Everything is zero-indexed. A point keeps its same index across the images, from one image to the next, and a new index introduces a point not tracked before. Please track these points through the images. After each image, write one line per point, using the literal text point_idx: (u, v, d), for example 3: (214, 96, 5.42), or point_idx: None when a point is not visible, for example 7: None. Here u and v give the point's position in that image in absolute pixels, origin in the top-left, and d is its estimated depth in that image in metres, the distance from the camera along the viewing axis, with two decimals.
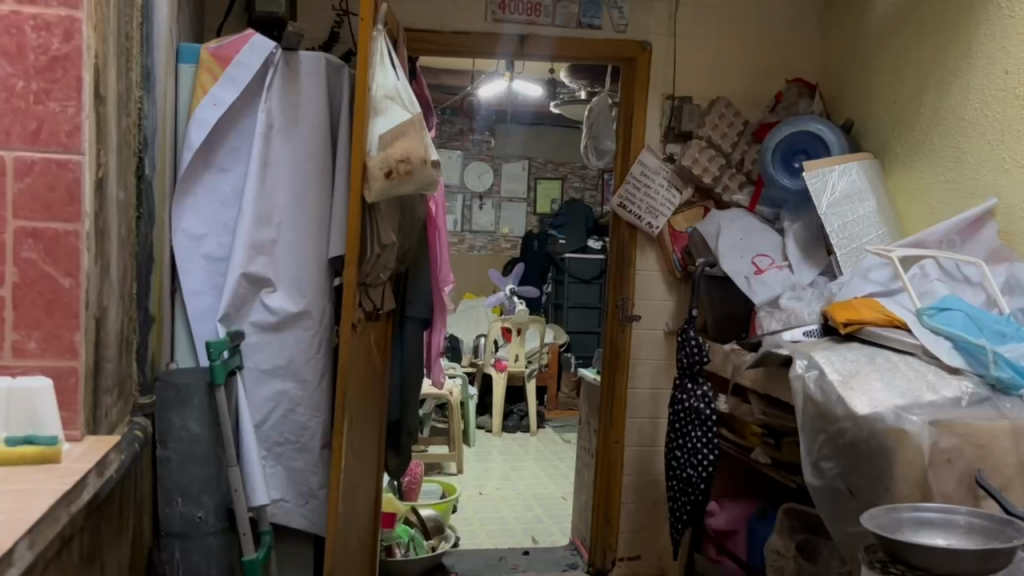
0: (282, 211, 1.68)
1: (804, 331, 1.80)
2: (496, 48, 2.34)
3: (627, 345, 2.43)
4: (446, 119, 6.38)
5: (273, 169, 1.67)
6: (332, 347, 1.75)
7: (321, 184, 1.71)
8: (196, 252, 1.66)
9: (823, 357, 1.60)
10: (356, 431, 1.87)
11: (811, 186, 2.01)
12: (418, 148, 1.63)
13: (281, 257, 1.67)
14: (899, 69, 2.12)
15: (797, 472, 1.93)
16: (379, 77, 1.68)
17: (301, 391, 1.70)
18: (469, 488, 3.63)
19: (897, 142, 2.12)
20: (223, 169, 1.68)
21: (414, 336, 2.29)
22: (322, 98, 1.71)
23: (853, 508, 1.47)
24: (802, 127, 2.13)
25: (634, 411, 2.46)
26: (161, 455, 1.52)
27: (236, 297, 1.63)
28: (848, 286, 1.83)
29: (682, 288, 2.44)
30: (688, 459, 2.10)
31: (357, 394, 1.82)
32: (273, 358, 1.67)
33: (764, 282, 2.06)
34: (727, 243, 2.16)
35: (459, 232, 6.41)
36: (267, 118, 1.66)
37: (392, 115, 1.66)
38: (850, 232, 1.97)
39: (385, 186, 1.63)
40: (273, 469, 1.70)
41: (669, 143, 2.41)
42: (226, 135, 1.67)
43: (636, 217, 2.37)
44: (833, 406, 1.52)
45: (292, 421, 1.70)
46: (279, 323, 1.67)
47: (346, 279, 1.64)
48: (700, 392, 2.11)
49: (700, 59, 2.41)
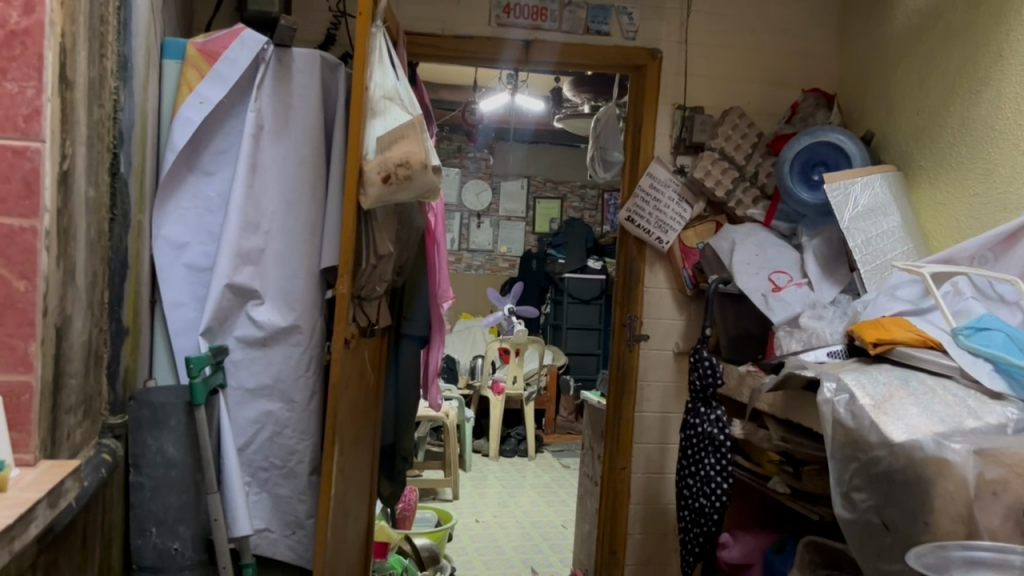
0: (271, 218, 1.56)
1: (828, 352, 1.69)
2: (500, 53, 2.24)
3: (634, 367, 2.31)
4: (444, 136, 6.30)
5: (262, 172, 1.56)
6: (323, 364, 1.63)
7: (313, 189, 1.60)
8: (178, 261, 1.55)
9: (852, 379, 1.49)
10: (347, 455, 1.74)
11: (832, 198, 1.90)
12: (419, 152, 1.51)
13: (269, 267, 1.56)
14: (924, 78, 2.03)
15: (820, 503, 1.81)
16: (377, 76, 1.59)
17: (288, 412, 1.57)
18: (465, 515, 3.49)
19: (921, 154, 2.02)
20: (208, 172, 1.57)
21: (411, 355, 2.18)
22: (317, 97, 1.61)
23: (886, 546, 1.35)
24: (822, 137, 2.02)
25: (642, 436, 2.34)
26: (133, 480, 1.40)
27: (220, 309, 1.51)
28: (874, 304, 1.73)
29: (693, 307, 2.34)
30: (701, 488, 1.98)
31: (348, 416, 1.70)
32: (257, 376, 1.56)
33: (783, 300, 1.94)
34: (742, 259, 2.05)
35: (457, 251, 6.31)
36: (256, 118, 1.55)
37: (392, 116, 1.55)
38: (875, 247, 1.86)
39: (383, 191, 1.52)
40: (257, 496, 1.57)
41: (679, 155, 2.31)
42: (213, 136, 1.56)
43: (645, 231, 2.27)
44: (865, 433, 1.40)
45: (277, 445, 1.58)
46: (266, 337, 1.55)
47: (340, 292, 1.52)
48: (714, 416, 1.99)
49: (712, 67, 2.32)
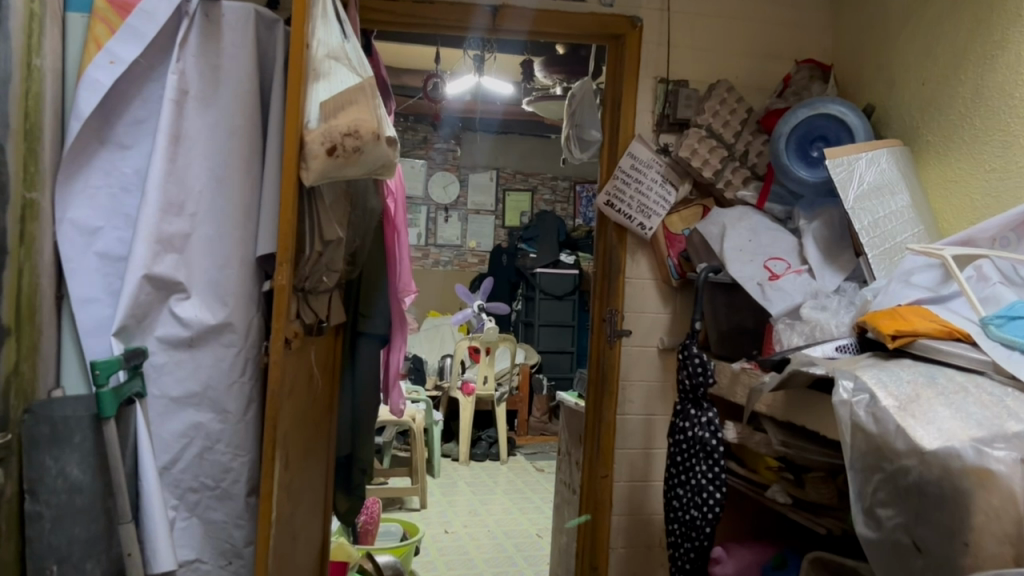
0: (197, 198, 1.34)
1: (837, 347, 1.50)
2: (468, 21, 2.04)
3: (615, 365, 2.11)
4: (409, 126, 6.07)
5: (186, 145, 1.34)
6: (262, 368, 1.41)
7: (247, 164, 1.38)
8: (88, 249, 1.31)
9: (872, 378, 1.29)
10: (292, 473, 1.52)
11: (835, 175, 1.71)
12: (370, 119, 1.30)
13: (195, 255, 1.34)
14: (931, 44, 1.85)
15: (825, 516, 1.63)
16: (319, 32, 1.37)
17: (221, 424, 1.35)
18: (433, 526, 3.27)
19: (928, 127, 1.84)
20: (124, 146, 1.34)
21: (369, 356, 1.97)
22: (250, 58, 1.38)
23: (918, 569, 1.16)
24: (820, 110, 1.84)
25: (624, 442, 2.14)
26: (29, 510, 1.16)
27: (136, 305, 1.28)
28: (886, 292, 1.54)
29: (678, 299, 2.15)
30: (691, 499, 1.78)
31: (293, 427, 1.48)
32: (184, 383, 1.33)
33: (781, 289, 1.74)
34: (734, 245, 1.85)
35: (423, 246, 6.08)
36: (178, 81, 1.32)
37: (338, 79, 1.34)
38: (882, 229, 1.68)
39: (327, 166, 1.30)
40: (186, 522, 1.35)
41: (662, 133, 2.12)
42: (129, 103, 1.34)
43: (626, 217, 2.07)
44: (890, 440, 1.20)
45: (208, 462, 1.35)
46: (193, 337, 1.33)
47: (278, 284, 1.31)
48: (705, 419, 1.80)
49: (696, 37, 2.14)
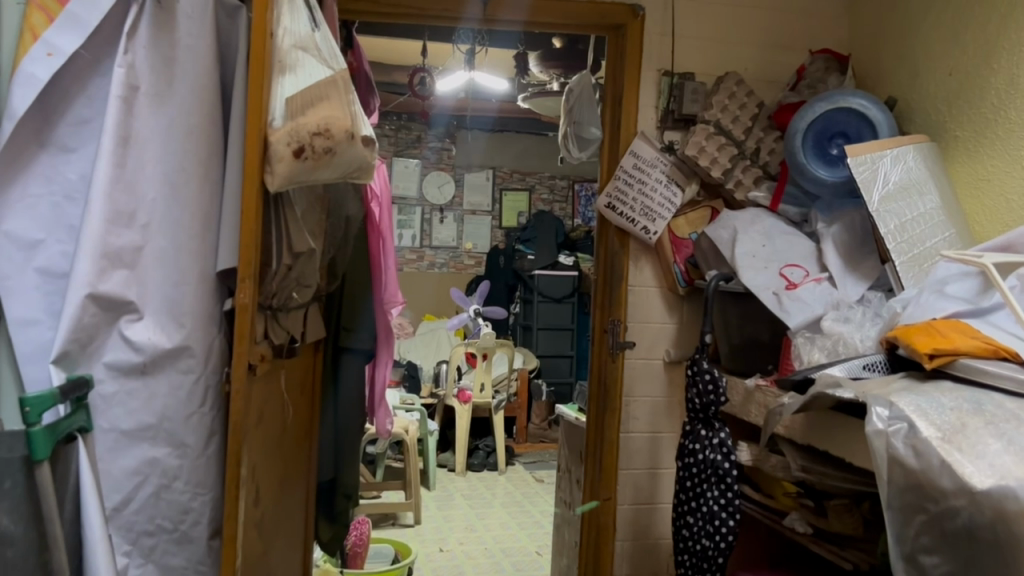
0: (150, 207, 1.20)
1: (864, 365, 1.36)
2: (459, 11, 1.89)
3: (618, 380, 1.97)
4: (403, 125, 5.92)
5: (138, 147, 1.19)
6: (223, 397, 1.26)
7: (205, 168, 1.24)
8: (27, 265, 1.16)
9: (909, 405, 1.14)
10: (265, 509, 1.38)
11: (858, 175, 1.57)
12: (342, 117, 1.15)
13: (148, 270, 1.19)
14: (959, 31, 1.70)
15: (849, 549, 1.49)
16: (285, 20, 1.23)
17: (178, 460, 1.21)
18: (428, 544, 3.13)
19: (956, 121, 1.70)
20: (68, 149, 1.19)
21: (353, 374, 1.83)
22: (207, 49, 1.24)
23: None
24: (840, 103, 1.69)
25: (628, 462, 2.00)
26: None
27: (80, 328, 1.13)
28: (917, 303, 1.39)
29: (685, 309, 2.01)
30: (702, 528, 1.64)
31: (264, 459, 1.34)
32: (137, 415, 1.18)
33: (800, 299, 1.60)
34: (746, 252, 1.71)
35: (418, 248, 5.93)
36: (127, 76, 1.17)
37: (307, 72, 1.19)
38: (910, 234, 1.54)
39: (295, 169, 1.15)
40: (139, 571, 1.20)
41: (667, 130, 1.98)
42: (71, 100, 1.19)
43: (629, 221, 1.93)
44: (934, 477, 1.05)
45: (164, 503, 1.20)
46: (146, 364, 1.18)
47: (240, 303, 1.17)
48: (716, 440, 1.65)
49: (702, 27, 1.99)
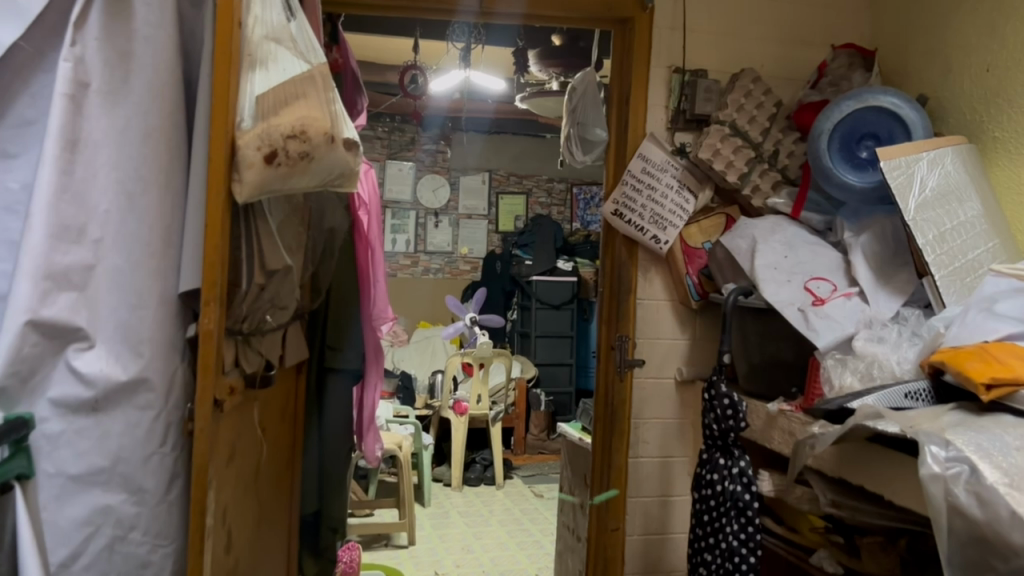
0: (102, 220, 1.04)
1: (907, 394, 1.21)
2: (454, 3, 1.75)
3: (626, 401, 1.82)
4: (396, 126, 5.77)
5: (89, 151, 1.04)
6: (187, 435, 1.11)
7: (166, 176, 1.09)
8: None
9: (970, 444, 0.99)
10: (238, 555, 1.24)
11: (893, 182, 1.43)
12: (320, 118, 1.02)
13: (99, 292, 1.04)
14: (997, 23, 1.57)
15: None
16: (255, 8, 1.08)
17: (136, 508, 1.05)
18: (423, 568, 2.98)
19: (994, 121, 1.56)
20: (9, 155, 1.05)
21: (341, 396, 1.68)
22: (168, 41, 1.10)
23: None
24: (867, 102, 1.56)
25: (637, 489, 1.86)
26: None
27: (19, 360, 0.97)
28: (964, 323, 1.25)
29: (697, 324, 1.88)
30: (721, 566, 1.49)
31: (235, 502, 1.19)
32: (88, 457, 1.02)
33: (829, 317, 1.46)
34: (767, 263, 1.58)
35: (413, 253, 5.78)
36: (75, 70, 1.02)
37: (280, 67, 1.05)
38: (951, 245, 1.40)
39: (266, 177, 1.01)
40: None
41: (678, 131, 1.84)
42: (13, 99, 1.04)
43: (637, 229, 1.79)
44: (1005, 531, 0.91)
45: (119, 557, 1.04)
46: (98, 399, 1.02)
47: (205, 330, 1.02)
48: (736, 470, 1.51)
49: (715, 20, 1.86)
